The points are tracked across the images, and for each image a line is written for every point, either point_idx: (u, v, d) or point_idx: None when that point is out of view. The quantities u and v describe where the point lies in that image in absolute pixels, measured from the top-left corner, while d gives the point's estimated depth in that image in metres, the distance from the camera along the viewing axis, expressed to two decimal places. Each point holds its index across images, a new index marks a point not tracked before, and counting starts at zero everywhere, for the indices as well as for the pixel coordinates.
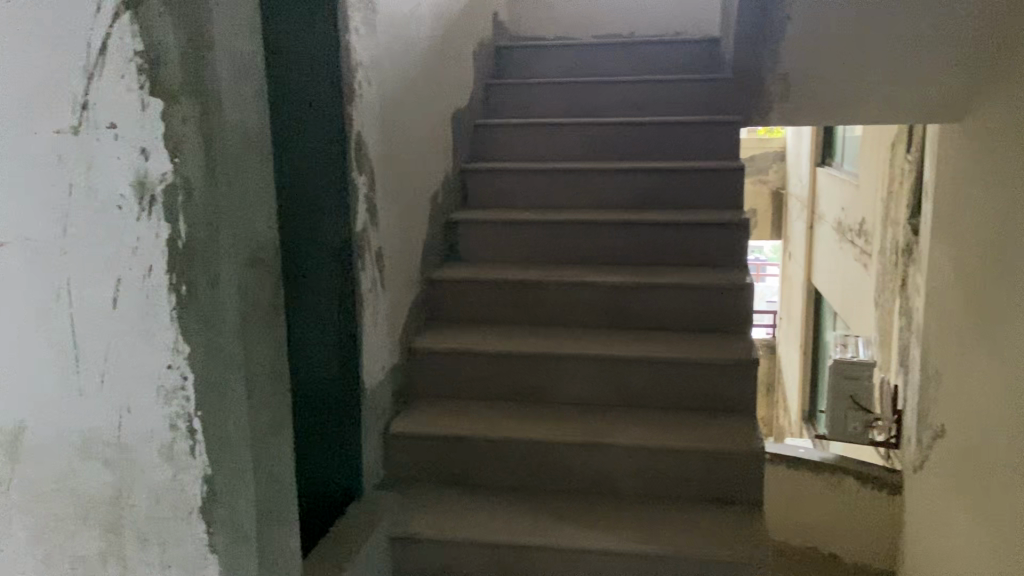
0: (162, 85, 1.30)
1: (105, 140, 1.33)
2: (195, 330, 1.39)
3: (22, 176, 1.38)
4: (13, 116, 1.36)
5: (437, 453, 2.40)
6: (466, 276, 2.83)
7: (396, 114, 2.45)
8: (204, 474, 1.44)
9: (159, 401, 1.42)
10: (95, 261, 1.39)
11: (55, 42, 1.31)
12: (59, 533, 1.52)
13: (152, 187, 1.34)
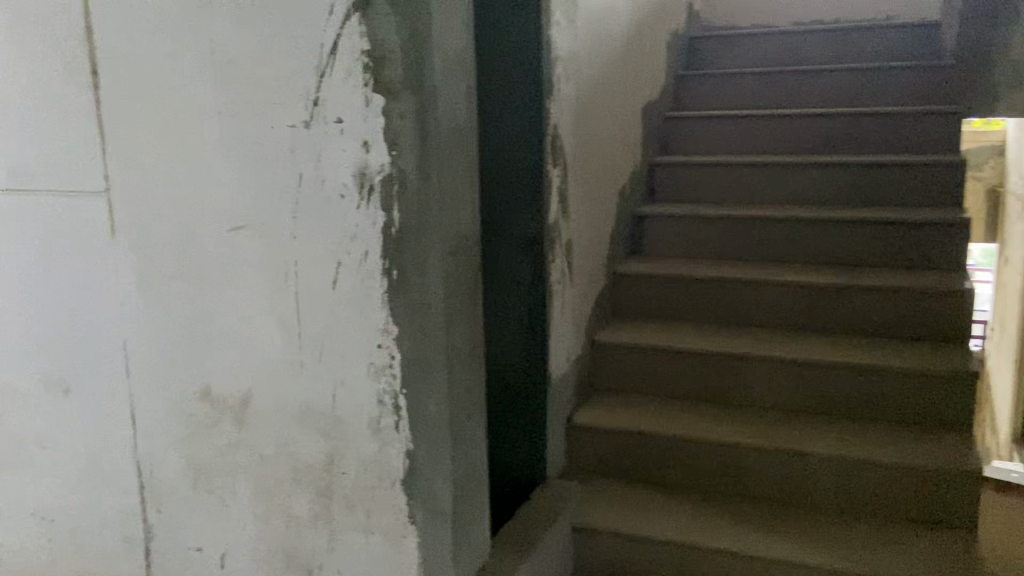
0: (386, 82, 1.40)
1: (332, 134, 1.45)
2: (404, 313, 1.48)
3: (259, 166, 1.52)
4: (252, 110, 1.50)
5: (619, 447, 2.40)
6: (653, 271, 2.80)
7: (590, 107, 2.47)
8: (408, 448, 1.53)
9: (370, 377, 1.53)
10: (320, 245, 1.51)
11: (292, 44, 1.43)
12: (277, 494, 1.66)
13: (371, 178, 1.44)
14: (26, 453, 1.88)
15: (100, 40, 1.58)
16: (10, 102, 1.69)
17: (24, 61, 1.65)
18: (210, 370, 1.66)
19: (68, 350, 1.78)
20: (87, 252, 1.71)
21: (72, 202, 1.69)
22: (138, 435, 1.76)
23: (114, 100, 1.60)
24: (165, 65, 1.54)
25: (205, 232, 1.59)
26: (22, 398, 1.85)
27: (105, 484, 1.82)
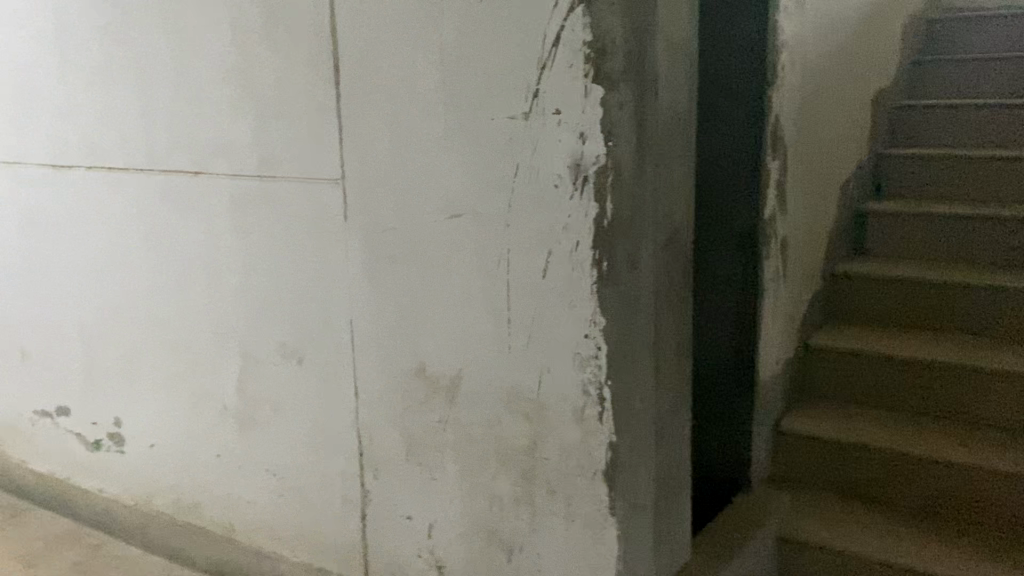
0: (605, 71, 1.41)
1: (550, 125, 1.48)
2: (613, 303, 1.49)
3: (479, 156, 1.58)
4: (474, 101, 1.56)
5: (831, 458, 2.25)
6: (876, 272, 2.60)
7: (816, 96, 2.33)
8: (610, 440, 1.54)
9: (576, 366, 1.54)
10: (533, 234, 1.55)
11: (516, 38, 1.48)
12: (483, 473, 1.72)
13: (586, 169, 1.46)
14: (264, 415, 2.08)
15: (342, 39, 1.71)
16: (264, 96, 1.87)
17: (278, 59, 1.82)
18: (425, 349, 1.75)
19: (303, 323, 1.95)
20: (323, 234, 1.86)
21: (312, 187, 1.85)
22: (359, 405, 1.90)
23: (352, 94, 1.73)
24: (397, 60, 1.64)
25: (426, 217, 1.68)
26: (263, 364, 2.05)
27: (330, 448, 1.97)
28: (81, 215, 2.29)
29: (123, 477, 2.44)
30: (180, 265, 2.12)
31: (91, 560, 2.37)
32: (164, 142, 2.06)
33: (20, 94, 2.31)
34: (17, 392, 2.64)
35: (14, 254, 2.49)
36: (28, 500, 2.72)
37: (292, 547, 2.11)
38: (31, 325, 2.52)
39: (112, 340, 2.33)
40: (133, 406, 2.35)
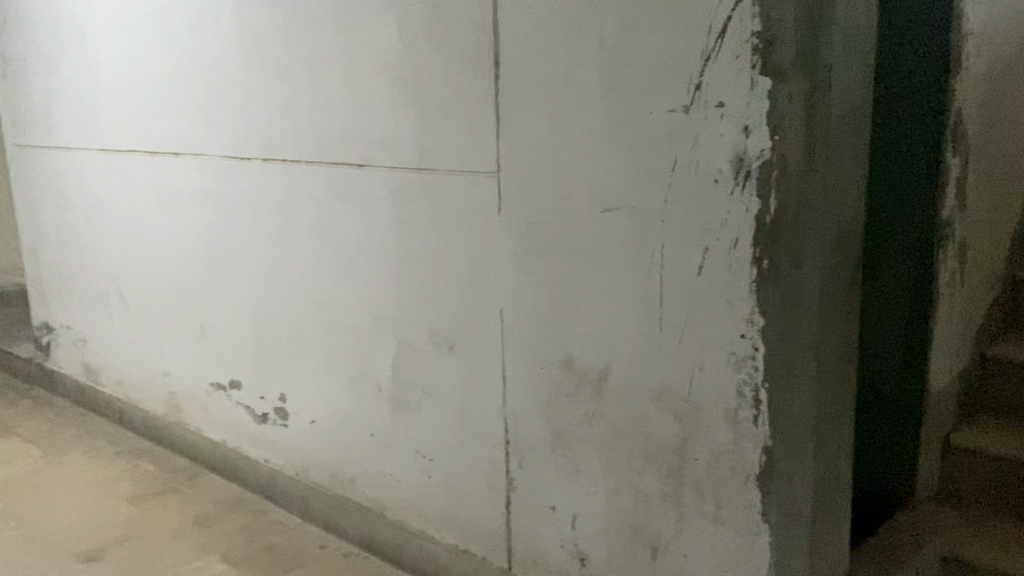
0: (775, 63, 1.37)
1: (712, 118, 1.45)
2: (773, 303, 1.44)
3: (637, 150, 1.56)
4: (635, 94, 1.54)
5: (1008, 478, 2.07)
6: None
7: (1004, 87, 2.16)
8: (766, 444, 1.49)
9: (730, 366, 1.51)
10: (689, 230, 1.53)
11: (681, 30, 1.46)
12: (629, 470, 1.71)
13: (749, 164, 1.42)
14: (416, 399, 2.16)
15: (504, 34, 1.74)
16: (427, 90, 1.93)
17: (441, 55, 1.88)
18: (575, 343, 1.76)
19: (456, 312, 2.00)
20: (477, 226, 1.90)
21: (468, 179, 1.89)
22: (506, 395, 1.93)
23: (512, 88, 1.76)
24: (557, 54, 1.65)
25: (579, 212, 1.68)
26: (416, 350, 2.12)
27: (477, 435, 2.02)
28: (257, 204, 2.45)
29: (286, 450, 2.60)
30: (343, 252, 2.24)
31: (257, 525, 2.54)
32: (333, 136, 2.18)
33: (207, 91, 2.50)
34: (194, 364, 2.88)
35: (197, 238, 2.70)
36: (203, 465, 2.96)
37: (439, 528, 2.18)
38: (210, 305, 2.74)
39: (280, 321, 2.49)
40: (297, 384, 2.50)
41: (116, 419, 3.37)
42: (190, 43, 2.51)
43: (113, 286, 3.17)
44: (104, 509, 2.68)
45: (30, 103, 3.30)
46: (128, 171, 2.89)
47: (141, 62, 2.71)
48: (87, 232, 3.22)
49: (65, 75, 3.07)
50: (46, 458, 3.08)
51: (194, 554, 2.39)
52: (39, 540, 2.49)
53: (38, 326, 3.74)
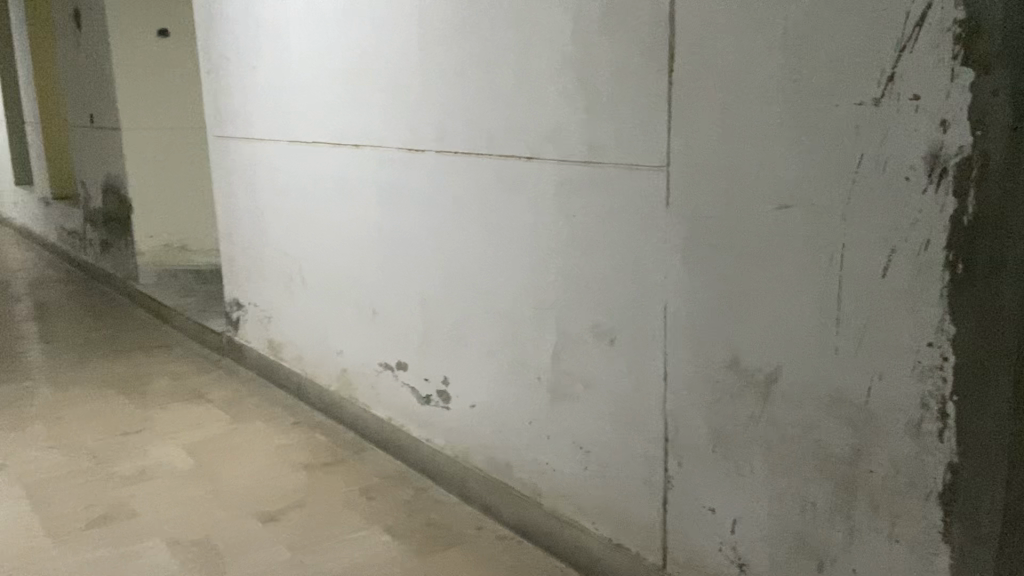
0: (980, 53, 1.28)
1: (905, 112, 1.38)
2: (967, 310, 1.35)
3: (819, 145, 1.51)
4: (822, 87, 1.49)
5: None
6: None
7: None
8: (950, 461, 1.40)
9: (914, 375, 1.43)
10: (874, 230, 1.45)
11: (873, 19, 1.39)
12: (797, 477, 1.66)
13: (945, 161, 1.34)
14: (575, 390, 2.17)
15: (680, 26, 1.72)
16: (599, 83, 1.94)
17: (615, 47, 1.88)
18: (742, 343, 1.71)
19: (619, 305, 2.00)
20: (644, 219, 1.88)
21: (636, 172, 1.88)
22: (668, 391, 1.91)
23: (686, 81, 1.73)
24: (737, 46, 1.62)
25: (754, 207, 1.64)
26: (577, 342, 2.14)
27: (636, 430, 2.01)
28: (429, 194, 2.56)
29: (447, 432, 2.70)
30: (509, 242, 2.29)
31: (417, 502, 2.66)
32: (504, 129, 2.23)
33: (387, 86, 2.63)
34: (365, 344, 3.05)
35: (373, 226, 2.85)
36: (369, 440, 3.12)
37: (594, 520, 2.19)
38: (382, 290, 2.88)
39: (447, 307, 2.59)
40: (460, 368, 2.59)
41: (294, 392, 3.63)
42: (373, 40, 2.65)
43: (295, 268, 3.41)
44: (282, 475, 2.89)
45: (230, 98, 3.60)
46: (313, 162, 3.10)
47: (328, 59, 2.89)
48: (275, 217, 3.48)
49: (261, 72, 3.32)
50: (234, 424, 3.37)
51: (361, 523, 2.53)
52: (226, 498, 2.73)
53: (229, 303, 4.09)
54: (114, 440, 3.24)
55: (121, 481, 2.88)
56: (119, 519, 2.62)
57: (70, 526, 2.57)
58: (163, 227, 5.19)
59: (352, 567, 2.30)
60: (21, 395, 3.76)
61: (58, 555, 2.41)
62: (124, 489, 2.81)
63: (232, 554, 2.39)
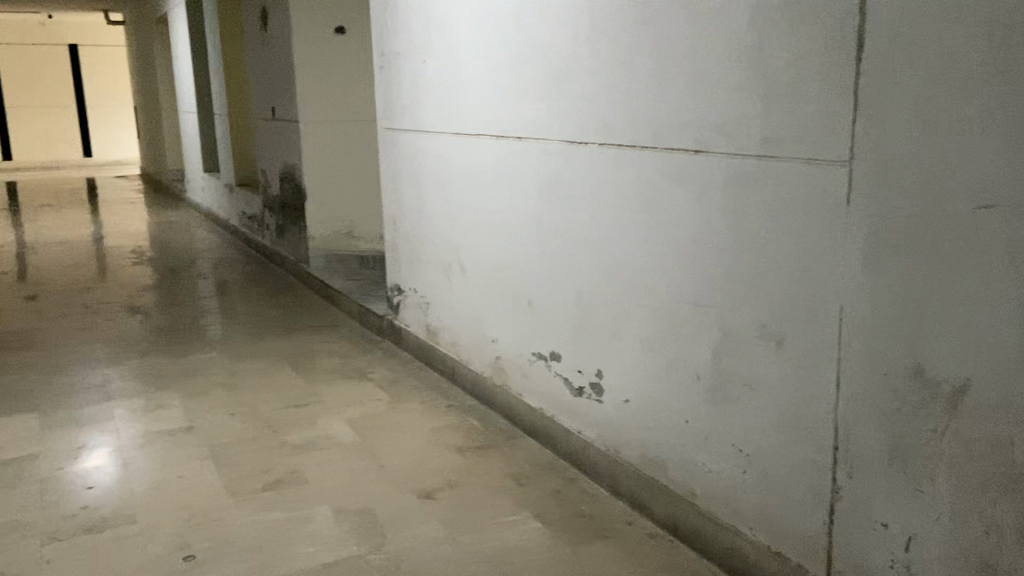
0: None
1: None
2: None
3: None
4: None
5: None
6: None
7: None
8: None
9: None
10: None
11: None
12: (982, 497, 1.54)
13: None
14: (736, 391, 2.12)
15: (872, 15, 1.63)
16: (778, 73, 1.87)
17: (798, 37, 1.81)
18: (927, 351, 1.61)
19: (788, 304, 1.92)
20: (821, 217, 1.80)
21: (814, 168, 1.80)
22: (838, 397, 1.82)
23: (875, 72, 1.64)
24: (936, 35, 1.52)
25: (948, 206, 1.53)
26: (741, 341, 2.08)
27: (802, 436, 1.94)
28: (590, 187, 2.56)
29: (598, 425, 2.71)
30: (672, 237, 2.25)
31: (567, 492, 2.69)
32: (671, 122, 2.20)
33: (553, 79, 2.66)
34: (520, 333, 3.10)
35: (533, 218, 2.89)
36: (520, 428, 3.18)
37: (751, 525, 2.13)
38: (539, 281, 2.92)
39: (603, 301, 2.59)
40: (614, 362, 2.58)
41: (449, 376, 3.75)
42: (541, 35, 2.69)
43: (455, 257, 3.52)
44: (438, 455, 3.00)
45: (399, 93, 3.76)
46: (477, 154, 3.18)
47: (496, 54, 2.95)
48: (437, 207, 3.61)
49: (430, 67, 3.45)
50: (393, 404, 3.52)
51: (513, 508, 2.59)
52: (386, 473, 2.87)
53: (391, 288, 4.27)
54: (286, 411, 3.48)
55: (292, 450, 3.09)
56: (290, 485, 2.80)
57: (249, 487, 2.79)
58: (333, 214, 5.50)
59: (504, 549, 2.36)
60: (206, 365, 4.11)
61: (238, 513, 2.62)
62: (295, 457, 3.01)
63: (391, 526, 2.51)
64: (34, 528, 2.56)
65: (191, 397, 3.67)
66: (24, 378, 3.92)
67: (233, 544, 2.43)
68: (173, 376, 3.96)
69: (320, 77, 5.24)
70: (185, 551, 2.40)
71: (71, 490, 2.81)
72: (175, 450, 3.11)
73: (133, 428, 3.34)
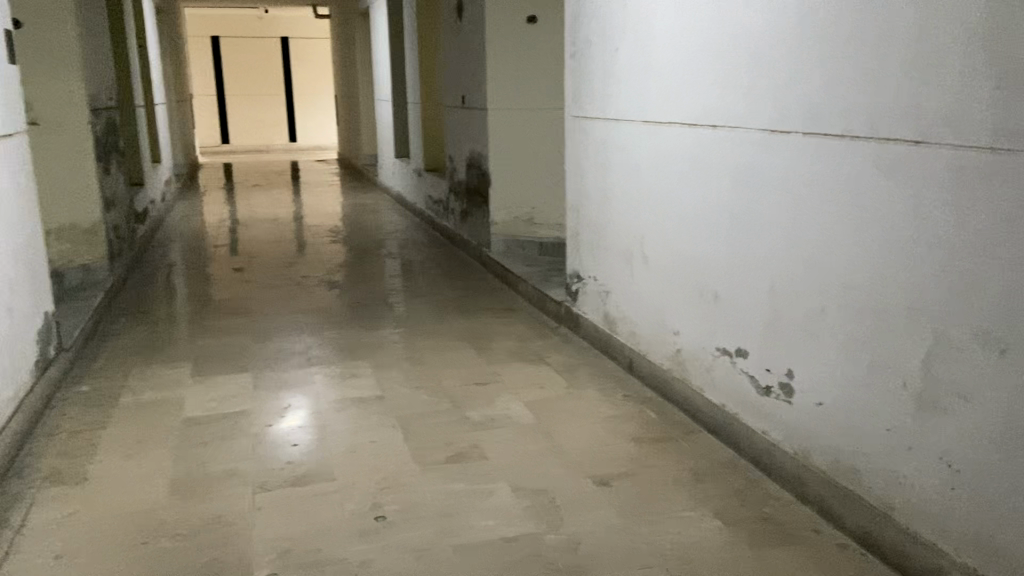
0: None
1: None
2: None
3: None
4: None
5: None
6: None
7: None
8: None
9: None
10: None
11: None
12: None
13: None
14: (948, 402, 1.97)
15: None
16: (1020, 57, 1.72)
17: None
18: None
19: (1018, 312, 1.76)
20: None
21: None
22: None
23: None
24: None
25: None
26: (957, 348, 1.93)
27: None
28: (789, 179, 2.46)
29: (785, 426, 2.61)
30: (881, 234, 2.12)
31: (749, 493, 2.61)
32: (887, 112, 2.07)
33: (756, 67, 2.57)
34: (703, 327, 3.03)
35: (725, 210, 2.82)
36: (700, 423, 3.12)
37: (957, 546, 1.98)
38: (727, 273, 2.84)
39: (798, 298, 2.48)
40: (806, 361, 2.47)
41: (625, 366, 3.74)
42: (745, 20, 2.61)
43: (638, 246, 3.49)
44: (615, 443, 3.01)
45: (590, 80, 3.78)
46: (668, 142, 3.14)
47: (695, 41, 2.89)
48: (622, 196, 3.59)
49: (623, 55, 3.43)
50: (570, 389, 3.57)
51: (692, 503, 2.55)
52: (564, 457, 2.91)
53: (570, 274, 4.32)
54: (468, 388, 3.61)
55: (474, 425, 3.21)
56: (472, 459, 2.92)
57: (434, 458, 2.93)
58: (516, 200, 5.63)
59: (683, 544, 2.33)
60: (395, 340, 4.34)
61: (424, 481, 2.76)
62: (477, 433, 3.13)
63: (569, 509, 2.54)
64: (248, 477, 2.82)
65: (381, 369, 3.90)
66: (238, 341, 4.32)
67: (420, 510, 2.57)
68: (366, 348, 4.22)
69: (511, 65, 5.36)
70: (376, 512, 2.57)
71: (277, 445, 3.07)
72: (367, 417, 3.32)
73: (330, 393, 3.59)
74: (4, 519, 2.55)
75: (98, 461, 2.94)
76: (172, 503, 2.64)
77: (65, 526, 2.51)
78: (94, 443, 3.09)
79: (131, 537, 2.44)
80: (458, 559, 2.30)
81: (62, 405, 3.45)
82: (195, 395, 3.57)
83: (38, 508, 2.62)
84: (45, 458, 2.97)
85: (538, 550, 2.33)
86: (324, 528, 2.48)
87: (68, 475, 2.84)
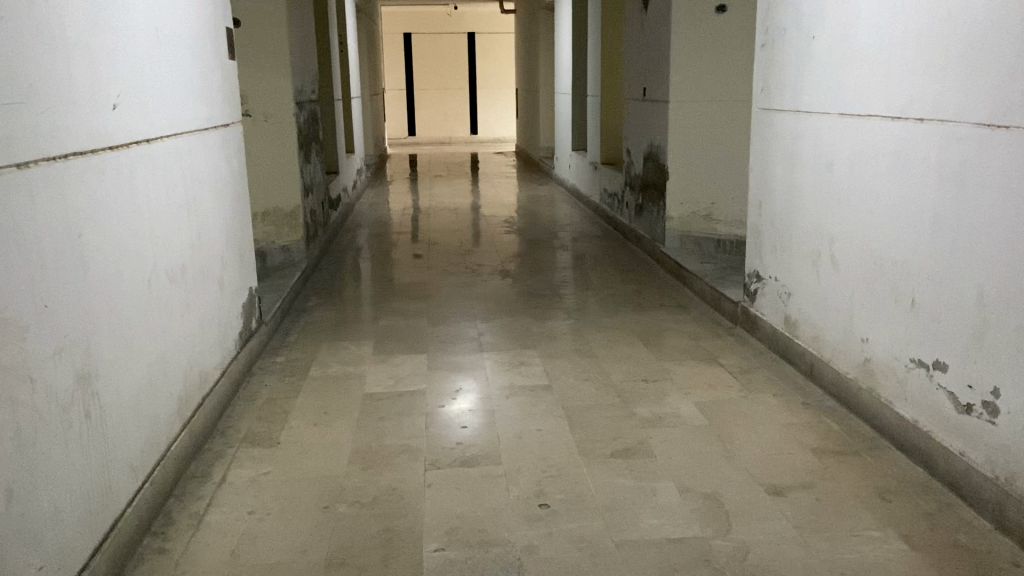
0: None
1: None
2: None
3: None
4: None
5: None
6: None
7: None
8: None
9: None
10: None
11: None
12: None
13: None
14: None
15: None
16: None
17: None
18: None
19: None
20: None
21: None
22: None
23: None
24: None
25: None
26: None
27: None
28: (1007, 179, 2.22)
29: (988, 450, 2.36)
30: None
31: (941, 517, 2.40)
32: None
33: (974, 55, 2.34)
34: (898, 335, 2.81)
35: (929, 210, 2.59)
36: (888, 438, 2.90)
37: None
38: (928, 279, 2.61)
39: (1012, 312, 2.23)
40: (1017, 380, 2.23)
41: (807, 372, 3.55)
42: (964, 4, 2.38)
43: (827, 246, 3.29)
44: (792, 453, 2.86)
45: (783, 71, 3.60)
46: (868, 137, 2.93)
47: (903, 27, 2.68)
48: (812, 193, 3.40)
49: (821, 43, 3.24)
50: (744, 392, 3.44)
51: (875, 523, 2.38)
52: (735, 462, 2.81)
53: (750, 273, 4.15)
54: (637, 384, 3.57)
55: (642, 422, 3.16)
56: (639, 455, 2.88)
57: (600, 452, 2.92)
58: (694, 195, 5.49)
59: (865, 565, 2.18)
60: (565, 331, 4.37)
61: (591, 474, 2.75)
62: (645, 430, 3.09)
63: (739, 516, 2.45)
64: (421, 454, 2.95)
65: (551, 359, 3.93)
66: (417, 324, 4.52)
67: (585, 502, 2.57)
68: (536, 337, 4.27)
69: (696, 57, 5.22)
70: (541, 500, 2.59)
71: (449, 425, 3.19)
72: (536, 406, 3.36)
73: (500, 380, 3.67)
74: (208, 474, 2.82)
75: (290, 427, 3.18)
76: (352, 472, 2.81)
77: (259, 485, 2.73)
78: (286, 410, 3.35)
79: (316, 500, 2.62)
80: (622, 555, 2.28)
81: (260, 373, 3.76)
82: (376, 372, 3.78)
83: (237, 466, 2.87)
84: (245, 421, 3.24)
85: (705, 554, 2.27)
86: (492, 509, 2.54)
87: (263, 437, 3.09)
